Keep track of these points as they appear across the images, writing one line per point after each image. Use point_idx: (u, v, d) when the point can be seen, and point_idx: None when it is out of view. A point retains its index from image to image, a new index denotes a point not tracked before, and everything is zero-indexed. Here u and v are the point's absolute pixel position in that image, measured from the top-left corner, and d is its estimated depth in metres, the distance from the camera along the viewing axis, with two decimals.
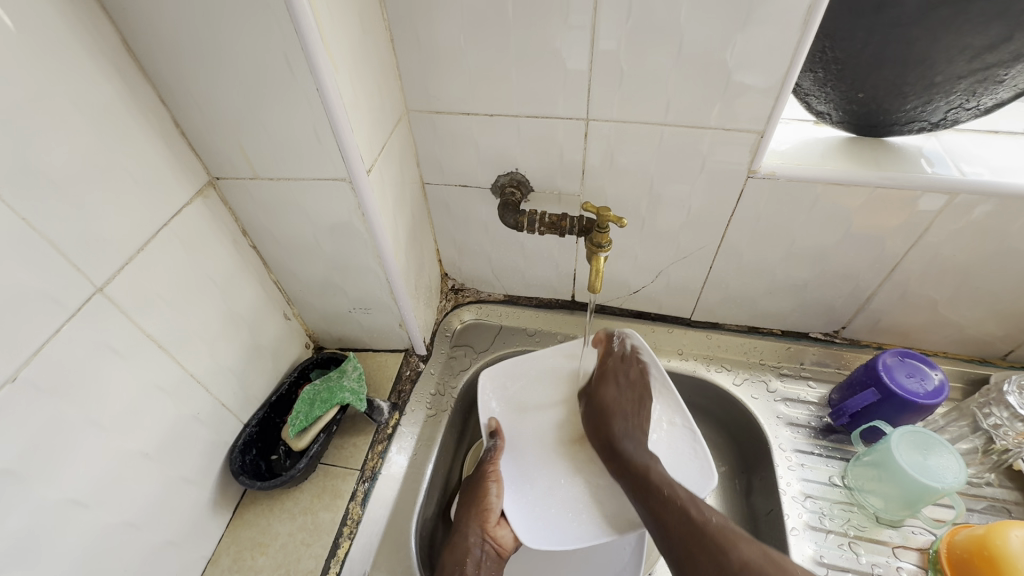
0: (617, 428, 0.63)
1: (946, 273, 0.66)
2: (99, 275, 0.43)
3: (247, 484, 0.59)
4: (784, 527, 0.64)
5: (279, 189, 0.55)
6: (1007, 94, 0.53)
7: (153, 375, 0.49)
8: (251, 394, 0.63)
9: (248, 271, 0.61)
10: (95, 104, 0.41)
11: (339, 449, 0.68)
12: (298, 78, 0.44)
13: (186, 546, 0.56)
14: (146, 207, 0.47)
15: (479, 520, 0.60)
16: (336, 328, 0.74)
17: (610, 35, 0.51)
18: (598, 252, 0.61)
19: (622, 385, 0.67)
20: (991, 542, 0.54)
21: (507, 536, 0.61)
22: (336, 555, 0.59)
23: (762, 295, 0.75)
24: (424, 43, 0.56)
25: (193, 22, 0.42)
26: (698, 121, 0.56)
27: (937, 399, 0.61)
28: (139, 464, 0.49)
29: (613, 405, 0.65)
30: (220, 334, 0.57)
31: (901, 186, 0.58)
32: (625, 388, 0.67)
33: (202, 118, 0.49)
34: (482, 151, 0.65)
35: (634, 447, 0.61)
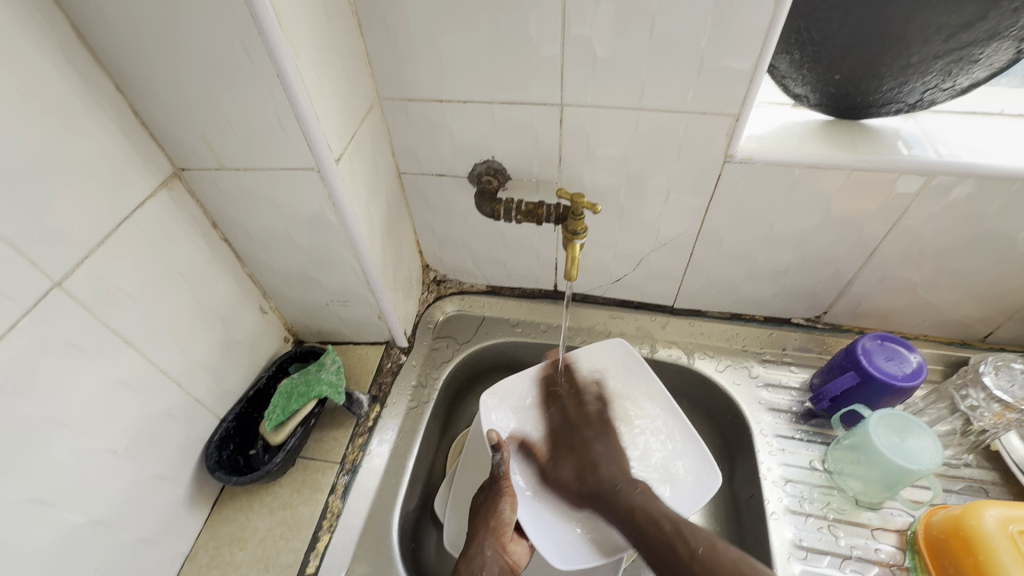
0: (585, 460, 0.64)
1: (924, 256, 0.65)
2: (57, 270, 0.42)
3: (224, 479, 0.58)
4: (765, 511, 0.64)
5: (246, 180, 0.54)
6: (983, 74, 0.52)
7: (121, 372, 0.49)
8: (227, 389, 0.63)
9: (219, 264, 0.60)
10: (46, 94, 0.40)
11: (319, 443, 0.68)
12: (258, 65, 0.43)
13: (162, 543, 0.55)
14: (106, 200, 0.46)
15: (496, 534, 0.56)
16: (315, 322, 0.74)
17: (581, 19, 0.50)
18: (573, 239, 0.60)
19: (582, 423, 0.67)
20: (966, 521, 0.54)
21: (522, 553, 0.58)
22: (316, 549, 0.59)
23: (743, 281, 0.75)
24: (393, 29, 0.55)
25: (145, 8, 0.40)
26: (673, 106, 0.56)
27: (915, 382, 0.61)
28: (108, 461, 0.48)
29: (579, 440, 0.66)
30: (192, 328, 0.56)
31: (878, 168, 0.57)
32: (590, 424, 0.67)
33: (163, 108, 0.48)
34: (457, 139, 0.64)
35: (611, 473, 0.62)
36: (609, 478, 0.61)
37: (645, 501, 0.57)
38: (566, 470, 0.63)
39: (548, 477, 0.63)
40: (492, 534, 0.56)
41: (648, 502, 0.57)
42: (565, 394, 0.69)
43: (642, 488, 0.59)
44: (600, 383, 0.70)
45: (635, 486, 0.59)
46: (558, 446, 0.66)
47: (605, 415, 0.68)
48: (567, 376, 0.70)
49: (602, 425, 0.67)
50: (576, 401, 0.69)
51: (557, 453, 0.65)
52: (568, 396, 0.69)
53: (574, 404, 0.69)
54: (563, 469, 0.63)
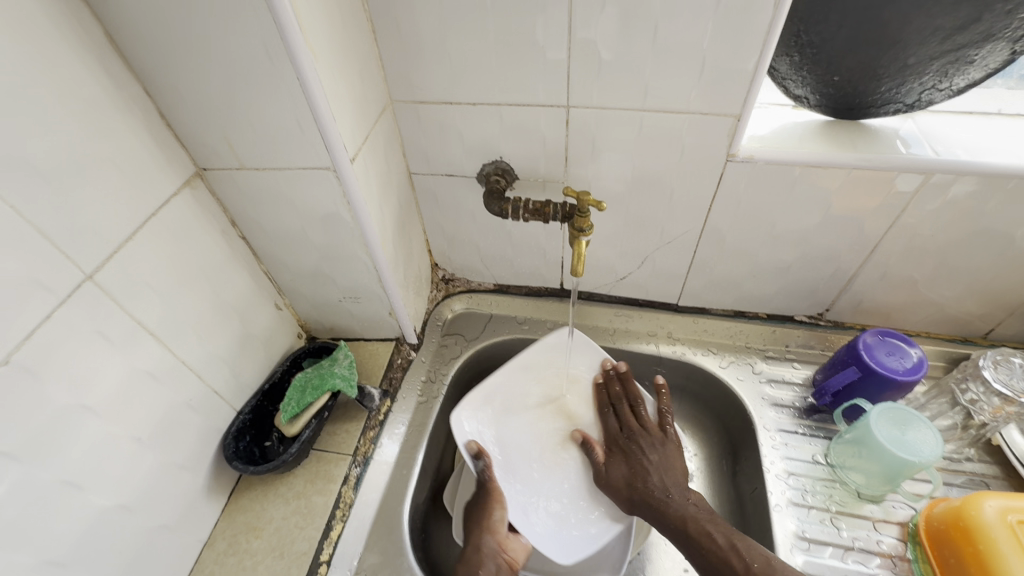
0: (638, 467, 0.63)
1: (925, 253, 0.67)
2: (88, 263, 0.45)
3: (240, 468, 0.60)
4: (768, 504, 0.65)
5: (264, 179, 0.56)
6: (978, 74, 0.54)
7: (145, 362, 0.51)
8: (243, 382, 0.65)
9: (237, 260, 0.62)
10: (79, 96, 0.42)
11: (331, 435, 0.70)
12: (278, 67, 0.45)
13: (181, 530, 0.57)
14: (133, 197, 0.48)
15: (494, 533, 0.60)
16: (327, 318, 0.76)
17: (587, 24, 0.52)
18: (580, 236, 0.62)
19: (643, 431, 0.67)
20: (967, 512, 0.55)
21: (518, 548, 0.61)
22: (329, 538, 0.61)
23: (746, 279, 0.76)
24: (404, 34, 0.57)
25: (174, 16, 0.43)
26: (676, 106, 0.58)
27: (916, 376, 0.63)
28: (132, 448, 0.50)
29: (634, 446, 0.66)
30: (211, 322, 0.58)
31: (877, 167, 0.59)
32: (648, 433, 0.67)
33: (188, 110, 0.50)
34: (466, 140, 0.66)
35: (660, 483, 0.61)
36: (660, 487, 0.61)
37: (697, 512, 0.58)
38: (617, 473, 0.64)
39: (600, 479, 0.65)
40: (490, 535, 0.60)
41: (701, 514, 0.57)
42: (619, 397, 0.71)
43: (693, 499, 0.60)
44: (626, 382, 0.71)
45: (688, 496, 0.60)
46: (614, 450, 0.67)
47: (664, 426, 0.68)
48: (624, 385, 0.71)
49: (663, 435, 0.67)
50: (632, 407, 0.69)
51: (611, 457, 0.66)
52: (624, 407, 0.70)
53: (631, 414, 0.69)
54: (614, 472, 0.64)
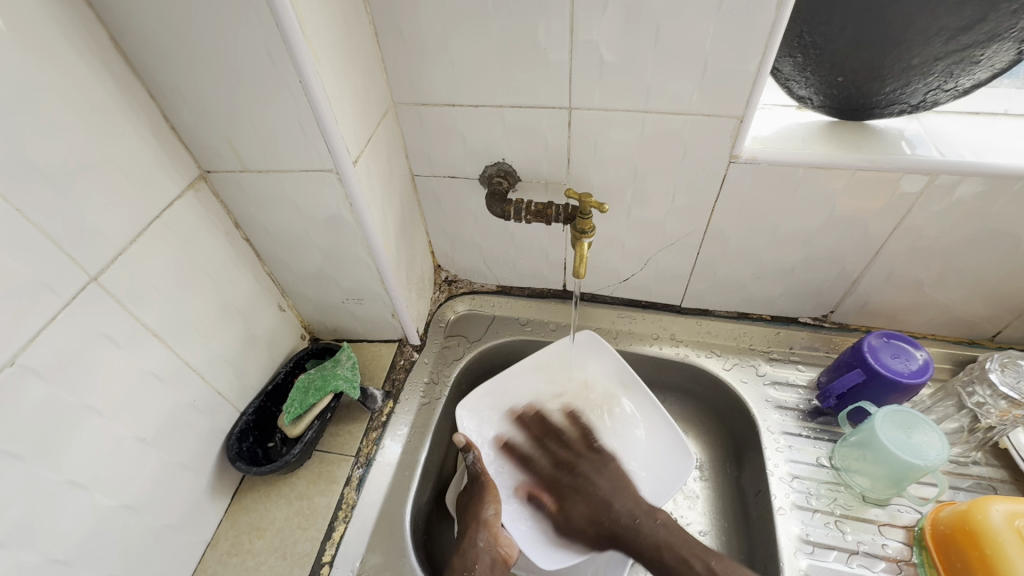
0: (597, 500, 0.65)
1: (931, 254, 0.66)
2: (93, 265, 0.45)
3: (244, 469, 0.60)
4: (771, 507, 0.65)
5: (268, 181, 0.56)
6: (984, 75, 0.53)
7: (150, 364, 0.51)
8: (247, 383, 0.65)
9: (241, 262, 0.63)
10: (84, 99, 0.43)
11: (334, 436, 0.70)
12: (280, 71, 0.46)
13: (185, 530, 0.58)
14: (138, 199, 0.48)
15: (488, 528, 0.60)
16: (331, 319, 0.76)
17: (589, 25, 0.52)
18: (581, 238, 0.62)
19: (580, 461, 0.69)
20: (973, 516, 0.55)
21: (511, 544, 0.61)
22: (332, 538, 0.61)
23: (750, 281, 0.76)
24: (407, 36, 0.57)
25: (178, 20, 0.43)
26: (679, 108, 0.57)
27: (921, 379, 0.62)
28: (137, 448, 0.51)
29: (582, 478, 0.67)
30: (215, 324, 0.59)
31: (882, 168, 0.58)
32: (585, 459, 0.69)
33: (192, 114, 0.50)
34: (468, 142, 0.66)
35: (625, 507, 0.63)
36: (626, 513, 0.63)
37: (669, 535, 0.59)
38: (577, 513, 0.64)
39: (562, 526, 0.64)
40: (485, 528, 0.60)
41: (673, 538, 0.59)
42: (552, 432, 0.72)
43: (661, 519, 0.62)
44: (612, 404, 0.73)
45: (654, 517, 0.62)
46: (563, 492, 0.67)
47: (597, 446, 0.70)
48: (540, 423, 0.72)
49: (598, 455, 0.70)
50: (569, 442, 0.71)
51: (564, 502, 0.66)
52: (555, 443, 0.71)
53: (562, 446, 0.71)
54: (574, 512, 0.64)
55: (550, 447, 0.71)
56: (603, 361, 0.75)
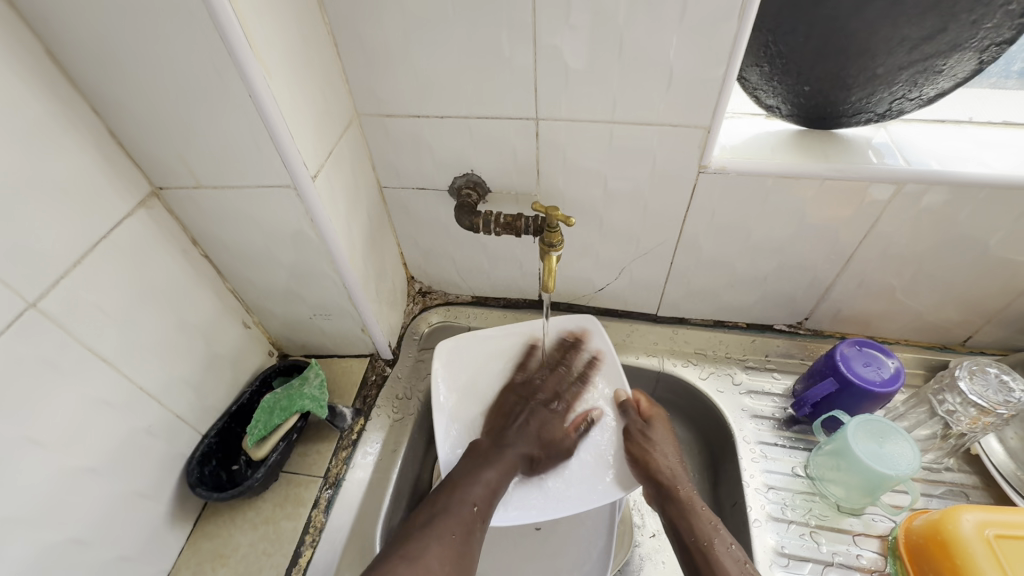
0: (675, 487, 0.61)
1: (901, 262, 0.66)
2: (32, 290, 0.43)
3: (204, 495, 0.58)
4: (747, 519, 0.64)
5: (225, 197, 0.54)
6: (948, 83, 0.53)
7: (99, 389, 0.49)
8: (209, 405, 0.63)
9: (200, 279, 0.61)
10: (19, 117, 0.41)
11: (302, 457, 0.68)
12: (230, 84, 0.44)
13: (141, 561, 0.55)
14: (82, 220, 0.46)
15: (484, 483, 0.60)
16: (299, 336, 0.74)
17: (552, 35, 0.51)
18: (550, 251, 0.61)
19: (662, 448, 0.63)
20: (943, 526, 0.55)
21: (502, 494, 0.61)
22: (298, 564, 0.59)
23: (725, 289, 0.76)
24: (367, 46, 0.55)
25: (119, 32, 0.41)
26: (646, 118, 0.57)
27: (893, 387, 0.62)
28: (86, 479, 0.49)
29: (660, 464, 0.62)
30: (172, 346, 0.57)
31: (849, 178, 0.58)
32: (666, 452, 0.63)
33: (139, 128, 0.48)
34: (436, 153, 0.65)
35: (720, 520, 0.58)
36: (698, 516, 0.58)
37: (729, 546, 0.55)
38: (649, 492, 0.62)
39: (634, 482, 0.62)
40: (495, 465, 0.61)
41: (731, 548, 0.55)
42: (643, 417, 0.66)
43: (723, 533, 0.57)
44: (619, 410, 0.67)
45: (717, 528, 0.57)
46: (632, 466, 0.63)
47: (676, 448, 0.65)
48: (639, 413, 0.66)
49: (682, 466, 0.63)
50: (656, 427, 0.65)
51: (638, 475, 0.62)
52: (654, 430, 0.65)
53: (659, 431, 0.65)
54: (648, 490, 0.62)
55: (630, 416, 0.66)
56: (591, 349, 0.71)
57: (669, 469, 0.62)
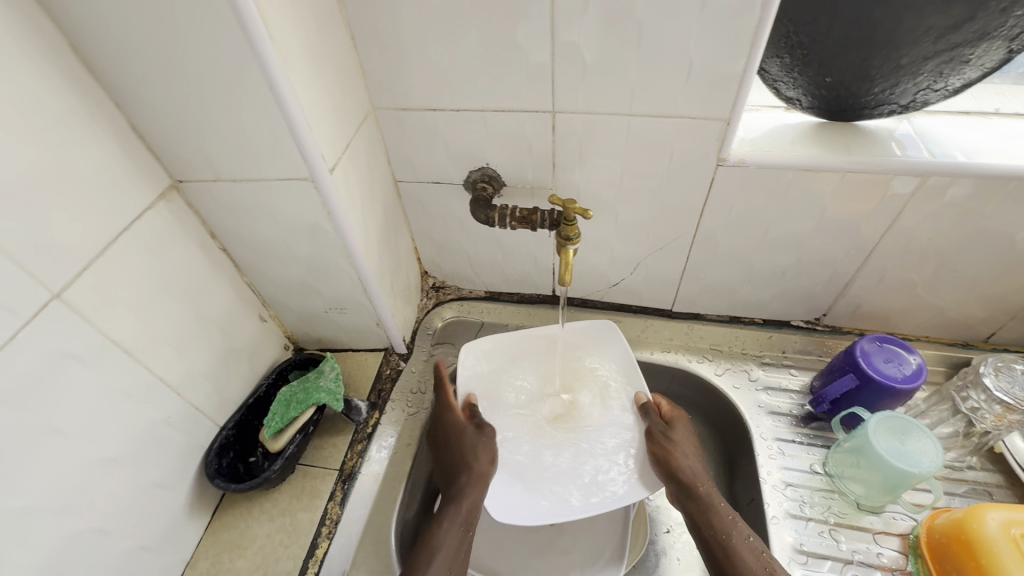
0: (701, 489, 0.59)
1: (924, 257, 0.65)
2: (56, 282, 0.43)
3: (222, 487, 0.59)
4: (765, 516, 0.64)
5: (243, 190, 0.54)
6: (974, 74, 0.52)
7: (120, 381, 0.49)
8: (226, 397, 0.63)
9: (218, 273, 0.61)
10: (43, 110, 0.41)
11: (318, 449, 0.68)
12: (249, 77, 0.44)
13: (161, 550, 0.56)
14: (104, 213, 0.47)
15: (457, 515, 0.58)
16: (314, 330, 0.74)
17: (569, 27, 0.51)
18: (567, 245, 0.61)
19: (688, 451, 0.62)
20: (969, 525, 0.54)
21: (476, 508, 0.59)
22: (315, 555, 0.60)
23: (741, 284, 0.75)
24: (384, 39, 0.55)
25: (141, 26, 0.41)
26: (664, 111, 0.56)
27: (915, 384, 0.61)
28: (108, 469, 0.49)
29: (687, 466, 0.60)
30: (191, 338, 0.57)
31: (871, 170, 0.57)
32: (692, 453, 0.62)
33: (160, 121, 0.49)
34: (451, 147, 0.65)
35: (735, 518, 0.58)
36: (723, 515, 0.57)
37: (756, 545, 0.56)
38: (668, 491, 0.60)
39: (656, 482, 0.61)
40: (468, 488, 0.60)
41: (759, 547, 0.56)
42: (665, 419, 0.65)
43: (748, 531, 0.57)
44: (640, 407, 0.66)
45: (743, 527, 0.57)
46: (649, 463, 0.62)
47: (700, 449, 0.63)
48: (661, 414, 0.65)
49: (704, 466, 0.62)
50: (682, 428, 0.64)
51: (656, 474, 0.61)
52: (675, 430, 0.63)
53: (683, 434, 0.63)
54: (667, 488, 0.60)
55: (652, 417, 0.64)
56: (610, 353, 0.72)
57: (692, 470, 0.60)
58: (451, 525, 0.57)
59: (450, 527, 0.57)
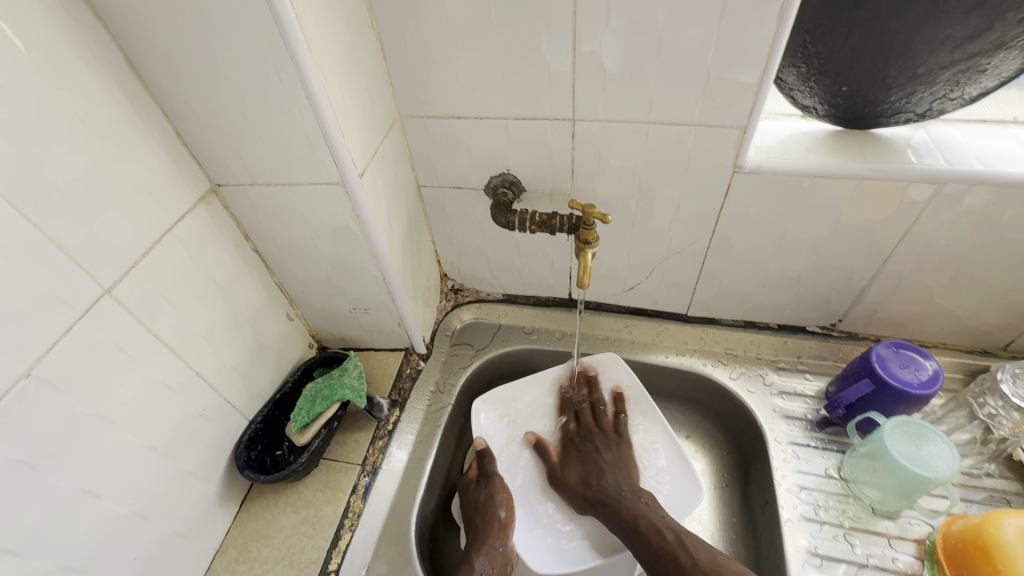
0: (593, 465, 0.66)
1: (941, 264, 0.65)
2: (107, 278, 0.46)
3: (251, 478, 0.61)
4: (779, 519, 0.64)
5: (277, 194, 0.57)
6: (992, 83, 0.53)
7: (160, 373, 0.52)
8: (255, 392, 0.66)
9: (250, 272, 0.64)
10: (98, 117, 0.44)
11: (340, 445, 0.70)
12: (288, 87, 0.47)
13: (193, 538, 0.59)
14: (150, 214, 0.50)
15: (488, 553, 0.60)
16: (338, 329, 0.77)
17: (591, 38, 0.53)
18: (585, 248, 0.63)
19: (596, 432, 0.71)
20: (985, 531, 0.54)
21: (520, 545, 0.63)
22: (338, 546, 0.61)
23: (756, 289, 0.76)
24: (412, 51, 0.58)
25: (191, 40, 0.44)
26: (681, 119, 0.58)
27: (931, 389, 0.61)
28: (147, 457, 0.52)
29: (589, 447, 0.69)
30: (224, 334, 0.60)
31: (887, 177, 0.58)
32: (601, 433, 0.70)
33: (202, 128, 0.52)
34: (473, 153, 0.67)
35: (616, 481, 0.64)
36: (615, 486, 0.64)
37: (649, 510, 0.60)
38: (571, 474, 0.67)
39: (555, 477, 0.68)
40: (500, 531, 0.62)
41: (651, 512, 0.59)
42: (580, 402, 0.74)
43: (645, 498, 0.62)
44: (596, 380, 0.75)
45: (639, 495, 0.62)
46: (568, 450, 0.70)
47: (619, 428, 0.71)
48: (586, 389, 0.74)
49: (616, 436, 0.70)
50: (594, 412, 0.73)
51: (565, 457, 0.69)
52: (586, 407, 0.73)
53: (591, 414, 0.72)
54: (568, 472, 0.67)
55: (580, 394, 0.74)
56: (633, 366, 0.76)
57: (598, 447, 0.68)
58: (486, 563, 0.59)
59: (484, 569, 0.59)
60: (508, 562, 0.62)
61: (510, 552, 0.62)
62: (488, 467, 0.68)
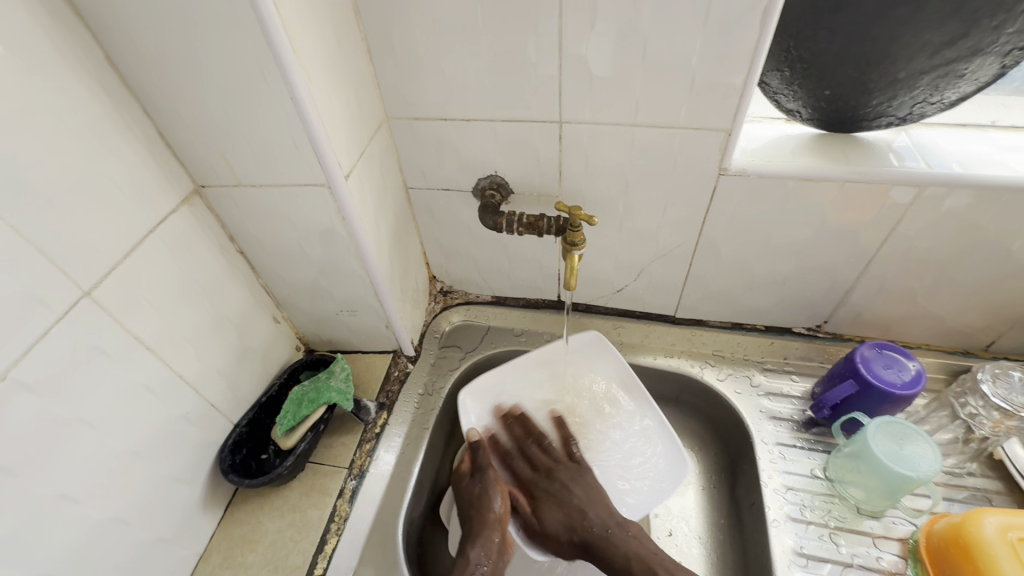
0: (573, 508, 0.64)
1: (923, 266, 0.66)
2: (86, 280, 0.46)
3: (235, 482, 0.60)
4: (765, 519, 0.65)
5: (262, 195, 0.57)
6: (970, 88, 0.54)
7: (142, 376, 0.51)
8: (241, 395, 0.65)
9: (235, 274, 0.63)
10: (78, 117, 0.44)
11: (327, 448, 0.70)
12: (273, 88, 0.46)
13: (176, 543, 0.58)
14: (131, 214, 0.49)
15: (483, 543, 0.60)
16: (326, 331, 0.76)
17: (577, 40, 0.53)
18: (572, 250, 0.63)
19: (558, 468, 0.69)
20: (967, 530, 0.54)
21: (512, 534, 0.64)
22: (324, 551, 0.61)
23: (743, 291, 0.76)
24: (399, 52, 0.58)
25: (173, 41, 0.44)
26: (667, 122, 0.58)
27: (914, 390, 0.62)
28: (128, 462, 0.51)
29: (557, 486, 0.67)
30: (208, 337, 0.59)
31: (869, 180, 0.59)
32: (559, 467, 0.69)
33: (185, 129, 0.51)
34: (461, 156, 0.67)
35: (599, 516, 0.63)
36: (598, 522, 0.62)
37: (640, 547, 0.59)
38: (552, 520, 0.64)
39: (534, 533, 0.65)
40: (496, 524, 0.62)
41: (642, 550, 0.59)
42: (512, 447, 0.72)
43: (634, 532, 0.62)
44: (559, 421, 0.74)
45: (626, 529, 0.62)
46: (535, 493, 0.68)
47: (573, 456, 0.70)
48: (522, 425, 0.73)
49: (575, 464, 0.70)
50: (540, 449, 0.72)
51: (538, 504, 0.66)
52: (535, 446, 0.72)
53: (541, 452, 0.71)
54: (549, 520, 0.64)
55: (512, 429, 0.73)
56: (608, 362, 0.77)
57: (563, 489, 0.66)
58: (481, 555, 0.59)
59: (479, 560, 0.59)
60: (501, 554, 0.61)
61: (503, 543, 0.62)
62: (481, 459, 0.68)
